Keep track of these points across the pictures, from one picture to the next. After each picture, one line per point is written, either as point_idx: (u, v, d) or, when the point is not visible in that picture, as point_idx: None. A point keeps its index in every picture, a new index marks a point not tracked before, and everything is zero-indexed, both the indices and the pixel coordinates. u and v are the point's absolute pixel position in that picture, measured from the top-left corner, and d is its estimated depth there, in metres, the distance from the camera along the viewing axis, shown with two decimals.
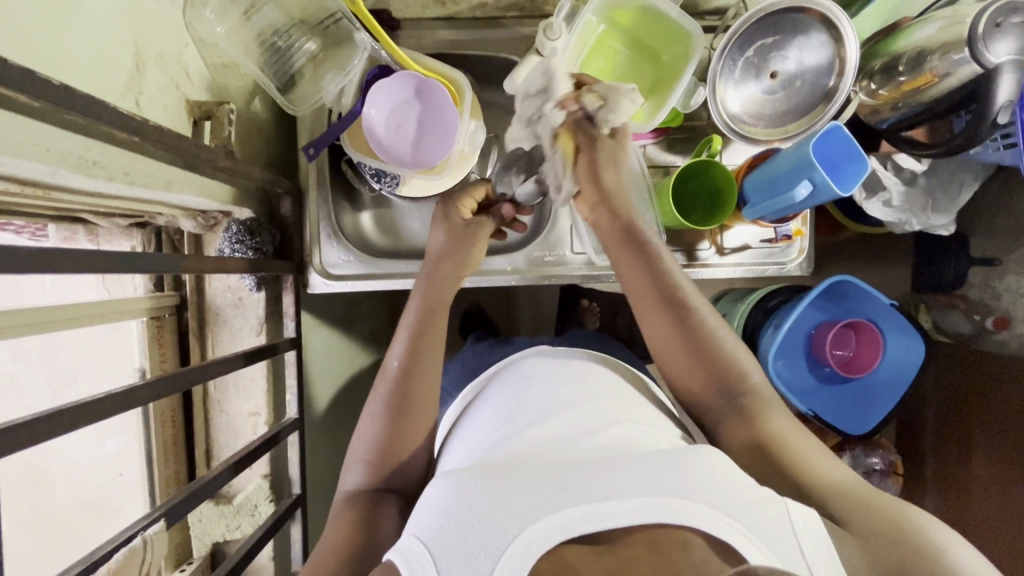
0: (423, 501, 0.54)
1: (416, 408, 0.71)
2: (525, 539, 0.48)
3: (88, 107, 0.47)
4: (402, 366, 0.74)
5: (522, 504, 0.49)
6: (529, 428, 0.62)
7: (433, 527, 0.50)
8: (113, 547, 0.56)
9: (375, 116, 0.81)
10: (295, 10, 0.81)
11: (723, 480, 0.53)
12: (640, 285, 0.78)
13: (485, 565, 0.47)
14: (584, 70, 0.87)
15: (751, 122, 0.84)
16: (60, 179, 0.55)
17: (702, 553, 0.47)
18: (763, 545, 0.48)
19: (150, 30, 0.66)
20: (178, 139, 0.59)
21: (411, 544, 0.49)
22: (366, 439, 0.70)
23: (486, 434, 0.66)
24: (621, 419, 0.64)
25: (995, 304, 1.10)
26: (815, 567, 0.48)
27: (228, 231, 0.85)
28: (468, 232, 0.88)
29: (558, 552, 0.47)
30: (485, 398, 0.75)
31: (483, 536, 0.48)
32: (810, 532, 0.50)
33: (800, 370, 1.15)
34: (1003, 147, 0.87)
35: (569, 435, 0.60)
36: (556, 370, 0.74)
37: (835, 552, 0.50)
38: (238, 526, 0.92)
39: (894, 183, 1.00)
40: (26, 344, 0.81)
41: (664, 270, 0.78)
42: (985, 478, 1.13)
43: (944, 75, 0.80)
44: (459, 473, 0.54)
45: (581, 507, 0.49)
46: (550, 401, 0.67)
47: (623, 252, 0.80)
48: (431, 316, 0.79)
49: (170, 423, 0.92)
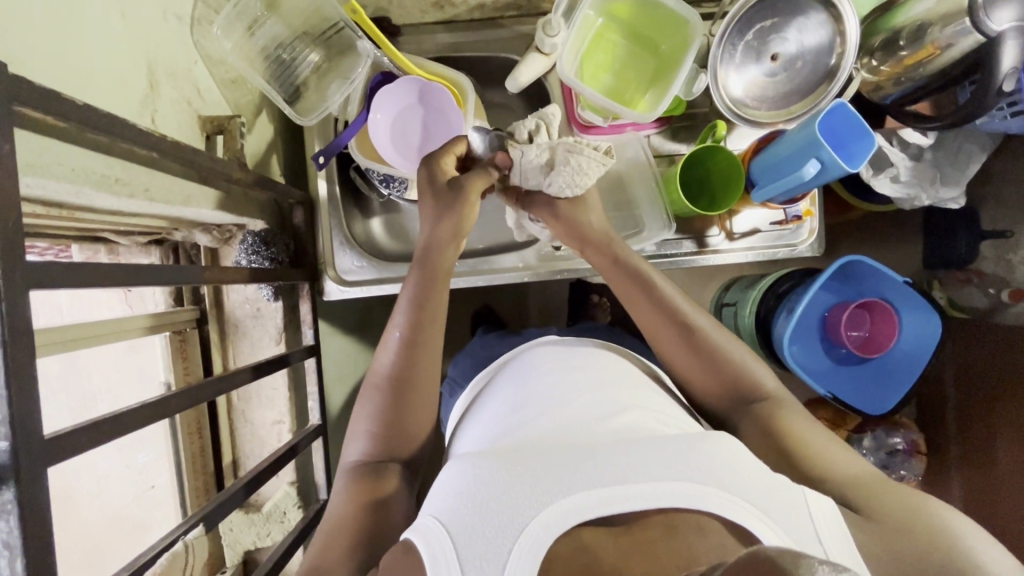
0: (438, 483, 0.55)
1: (418, 396, 0.71)
2: (542, 520, 0.48)
3: (111, 126, 0.49)
4: (404, 337, 0.73)
5: (538, 486, 0.50)
6: (540, 416, 0.63)
7: (451, 508, 0.51)
8: (155, 553, 0.56)
9: (381, 120, 0.84)
10: (297, 23, 0.84)
11: (738, 465, 0.53)
12: (649, 315, 0.77)
13: (503, 545, 0.47)
14: (584, 64, 0.88)
15: (754, 105, 0.85)
16: (84, 198, 0.56)
17: (718, 535, 0.47)
18: (779, 530, 0.49)
19: (161, 49, 0.67)
20: (193, 154, 0.61)
21: (429, 523, 0.50)
22: (370, 412, 0.70)
23: (495, 422, 0.66)
24: (632, 405, 0.64)
25: (1010, 276, 1.09)
26: (829, 546, 0.49)
27: (244, 242, 0.86)
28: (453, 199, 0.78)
29: (574, 534, 0.48)
30: (496, 385, 0.75)
31: (500, 517, 0.49)
32: (825, 518, 0.50)
33: (817, 352, 1.15)
34: (1010, 116, 0.87)
35: (580, 421, 0.61)
36: (563, 359, 0.75)
37: (847, 534, 0.50)
38: (268, 533, 0.93)
39: (902, 158, 1.00)
40: (46, 369, 0.80)
41: (671, 300, 0.77)
42: (1011, 450, 1.12)
43: (946, 46, 0.80)
44: (475, 458, 0.55)
45: (597, 490, 0.49)
46: (560, 388, 0.67)
47: (622, 279, 0.79)
48: (434, 279, 0.76)
49: (197, 435, 0.93)
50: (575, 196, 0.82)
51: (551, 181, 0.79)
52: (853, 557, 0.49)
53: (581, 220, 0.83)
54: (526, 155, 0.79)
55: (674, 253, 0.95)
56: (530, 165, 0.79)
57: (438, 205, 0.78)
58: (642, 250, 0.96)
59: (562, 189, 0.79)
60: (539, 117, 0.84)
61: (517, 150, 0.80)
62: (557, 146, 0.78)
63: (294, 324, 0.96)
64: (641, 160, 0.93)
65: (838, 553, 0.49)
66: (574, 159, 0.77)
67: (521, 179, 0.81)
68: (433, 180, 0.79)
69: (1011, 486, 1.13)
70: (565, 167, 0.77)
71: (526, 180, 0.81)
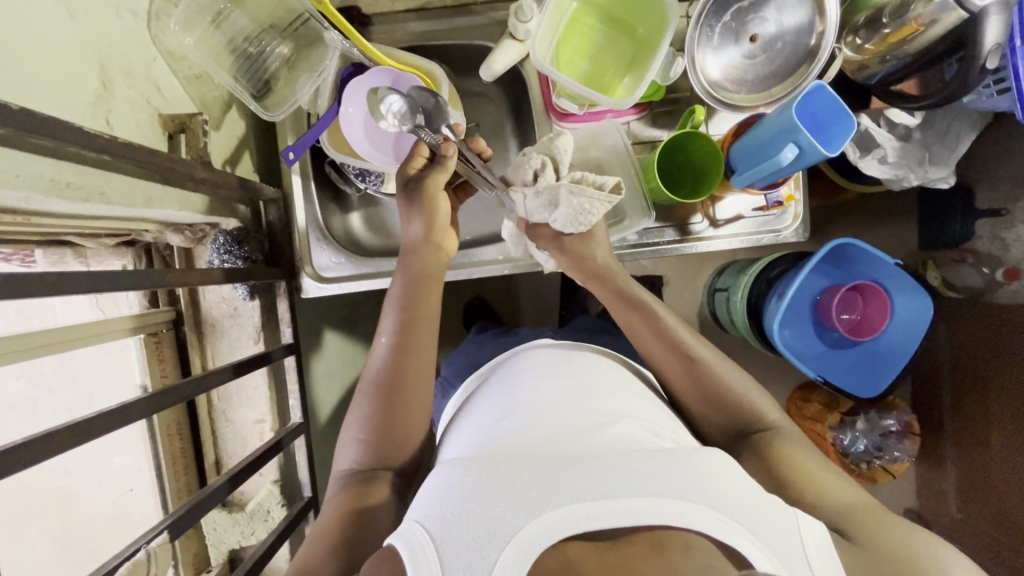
0: (425, 489, 0.55)
1: (412, 405, 0.71)
2: (528, 533, 0.47)
3: (53, 129, 0.48)
4: (392, 342, 0.74)
5: (527, 496, 0.49)
6: (529, 423, 0.62)
7: (436, 513, 0.50)
8: (120, 561, 0.57)
9: (353, 113, 0.82)
10: (262, 15, 0.82)
11: (726, 482, 0.52)
12: (654, 347, 0.76)
13: (487, 556, 0.46)
14: (560, 50, 0.86)
15: (733, 89, 0.83)
16: (35, 204, 0.55)
17: (707, 555, 0.45)
18: (772, 554, 0.47)
19: (115, 47, 0.65)
20: (149, 154, 0.60)
21: (413, 529, 0.49)
22: (360, 419, 0.71)
23: (485, 427, 0.65)
24: (622, 414, 0.63)
25: (1005, 255, 1.07)
26: (816, 567, 0.48)
27: (216, 242, 0.85)
28: (421, 199, 0.78)
29: (559, 548, 0.46)
30: (487, 389, 0.74)
31: (486, 527, 0.48)
32: (814, 540, 0.50)
33: (809, 337, 1.14)
34: (997, 93, 0.84)
35: (570, 429, 0.60)
36: (557, 364, 0.74)
37: (837, 559, 0.49)
38: (252, 532, 0.94)
39: (888, 138, 0.97)
40: (41, 369, 0.83)
41: (678, 336, 0.76)
42: (1003, 430, 1.12)
43: (929, 23, 0.77)
44: (463, 465, 0.54)
45: (586, 503, 0.48)
46: (553, 394, 0.66)
47: (625, 305, 0.81)
48: (422, 283, 0.78)
49: (177, 436, 0.94)
50: (581, 232, 0.81)
51: (554, 218, 0.78)
52: None
53: (586, 255, 0.83)
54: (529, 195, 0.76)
55: (657, 241, 0.94)
56: (533, 204, 0.77)
57: (408, 202, 0.79)
58: (623, 238, 0.94)
59: (566, 224, 0.78)
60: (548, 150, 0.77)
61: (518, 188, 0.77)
62: (559, 185, 0.74)
63: (272, 323, 0.96)
64: (620, 148, 0.89)
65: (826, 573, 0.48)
66: (577, 200, 0.74)
67: (527, 214, 0.80)
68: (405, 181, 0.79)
69: (1002, 464, 1.12)
70: (567, 207, 0.75)
71: (531, 214, 0.79)
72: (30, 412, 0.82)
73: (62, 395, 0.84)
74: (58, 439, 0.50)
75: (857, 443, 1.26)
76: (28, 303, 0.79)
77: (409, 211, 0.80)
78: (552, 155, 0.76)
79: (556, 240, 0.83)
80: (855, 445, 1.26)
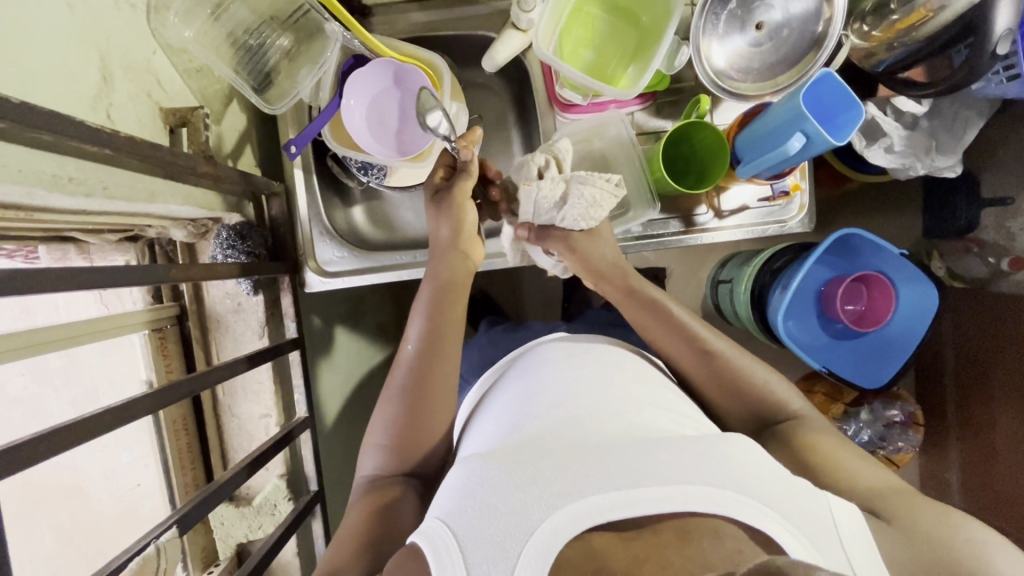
0: (445, 485, 0.55)
1: (436, 409, 0.71)
2: (550, 527, 0.47)
3: (54, 123, 0.48)
4: (418, 348, 0.74)
5: (549, 489, 0.49)
6: (549, 414, 0.62)
7: (456, 509, 0.50)
8: (128, 556, 0.58)
9: (355, 106, 0.81)
10: (263, 7, 0.81)
11: (756, 468, 0.52)
12: (674, 345, 0.76)
13: (511, 550, 0.46)
14: (564, 39, 0.85)
15: (738, 78, 0.82)
16: (37, 200, 0.55)
17: (735, 541, 0.45)
18: (804, 537, 0.47)
19: (114, 40, 0.64)
20: (149, 147, 0.59)
21: (435, 526, 0.49)
22: (384, 424, 0.71)
23: (504, 419, 0.65)
24: (644, 404, 0.63)
25: (1011, 244, 1.06)
26: (851, 552, 0.48)
27: (219, 237, 0.84)
28: (445, 203, 0.80)
29: (583, 539, 0.46)
30: (505, 382, 0.74)
31: (508, 520, 0.48)
32: (848, 526, 0.50)
33: (814, 328, 1.14)
34: (1007, 79, 0.83)
35: (591, 419, 0.59)
36: (575, 355, 0.74)
37: (874, 548, 0.49)
38: (260, 526, 0.94)
39: (894, 128, 0.96)
40: (46, 365, 0.82)
41: (696, 332, 0.76)
42: (1010, 420, 1.11)
43: (939, 8, 0.77)
44: (483, 458, 0.54)
45: (609, 493, 0.48)
46: (568, 386, 0.66)
47: (638, 304, 0.81)
48: (450, 289, 0.78)
49: (183, 432, 0.93)
50: (588, 227, 0.82)
51: (563, 215, 0.78)
52: (877, 565, 0.49)
53: (598, 254, 0.83)
54: (540, 190, 0.75)
55: (661, 233, 0.93)
56: (545, 200, 0.77)
57: (434, 208, 0.81)
58: (628, 231, 0.93)
59: (576, 219, 0.79)
60: (550, 151, 0.78)
61: (527, 188, 0.76)
62: (572, 177, 0.76)
63: (276, 318, 0.96)
64: (625, 139, 0.88)
65: (860, 560, 0.48)
66: (587, 191, 0.76)
67: (534, 213, 0.80)
68: (431, 188, 0.82)
69: (1011, 454, 1.12)
70: (578, 200, 0.76)
71: (539, 211, 0.79)
72: (38, 407, 0.82)
73: (68, 392, 0.84)
74: (64, 436, 0.50)
75: (863, 434, 1.25)
76: (31, 300, 0.79)
77: (436, 216, 0.81)
78: (558, 153, 0.78)
79: (564, 240, 0.82)
80: (860, 436, 1.25)
